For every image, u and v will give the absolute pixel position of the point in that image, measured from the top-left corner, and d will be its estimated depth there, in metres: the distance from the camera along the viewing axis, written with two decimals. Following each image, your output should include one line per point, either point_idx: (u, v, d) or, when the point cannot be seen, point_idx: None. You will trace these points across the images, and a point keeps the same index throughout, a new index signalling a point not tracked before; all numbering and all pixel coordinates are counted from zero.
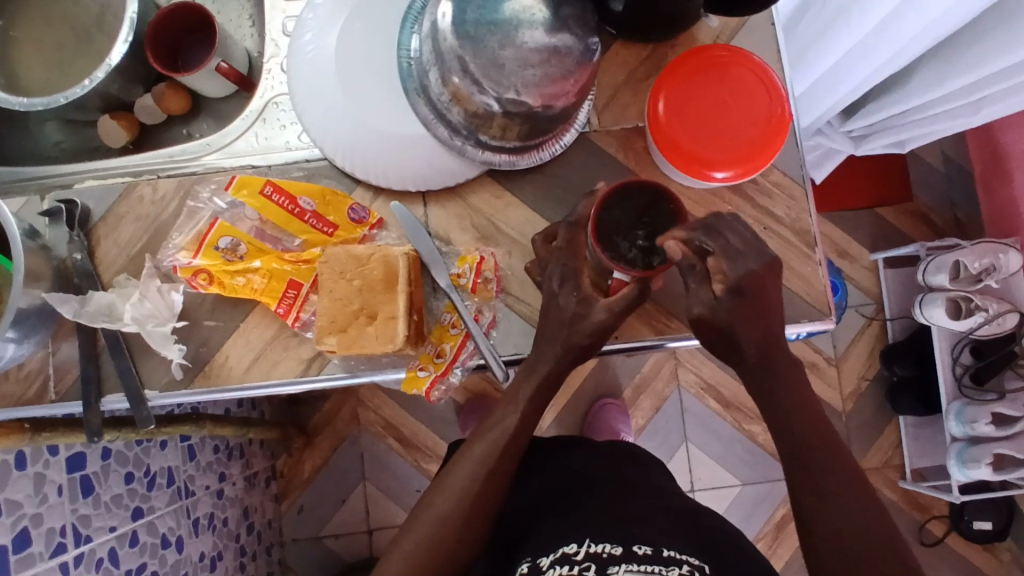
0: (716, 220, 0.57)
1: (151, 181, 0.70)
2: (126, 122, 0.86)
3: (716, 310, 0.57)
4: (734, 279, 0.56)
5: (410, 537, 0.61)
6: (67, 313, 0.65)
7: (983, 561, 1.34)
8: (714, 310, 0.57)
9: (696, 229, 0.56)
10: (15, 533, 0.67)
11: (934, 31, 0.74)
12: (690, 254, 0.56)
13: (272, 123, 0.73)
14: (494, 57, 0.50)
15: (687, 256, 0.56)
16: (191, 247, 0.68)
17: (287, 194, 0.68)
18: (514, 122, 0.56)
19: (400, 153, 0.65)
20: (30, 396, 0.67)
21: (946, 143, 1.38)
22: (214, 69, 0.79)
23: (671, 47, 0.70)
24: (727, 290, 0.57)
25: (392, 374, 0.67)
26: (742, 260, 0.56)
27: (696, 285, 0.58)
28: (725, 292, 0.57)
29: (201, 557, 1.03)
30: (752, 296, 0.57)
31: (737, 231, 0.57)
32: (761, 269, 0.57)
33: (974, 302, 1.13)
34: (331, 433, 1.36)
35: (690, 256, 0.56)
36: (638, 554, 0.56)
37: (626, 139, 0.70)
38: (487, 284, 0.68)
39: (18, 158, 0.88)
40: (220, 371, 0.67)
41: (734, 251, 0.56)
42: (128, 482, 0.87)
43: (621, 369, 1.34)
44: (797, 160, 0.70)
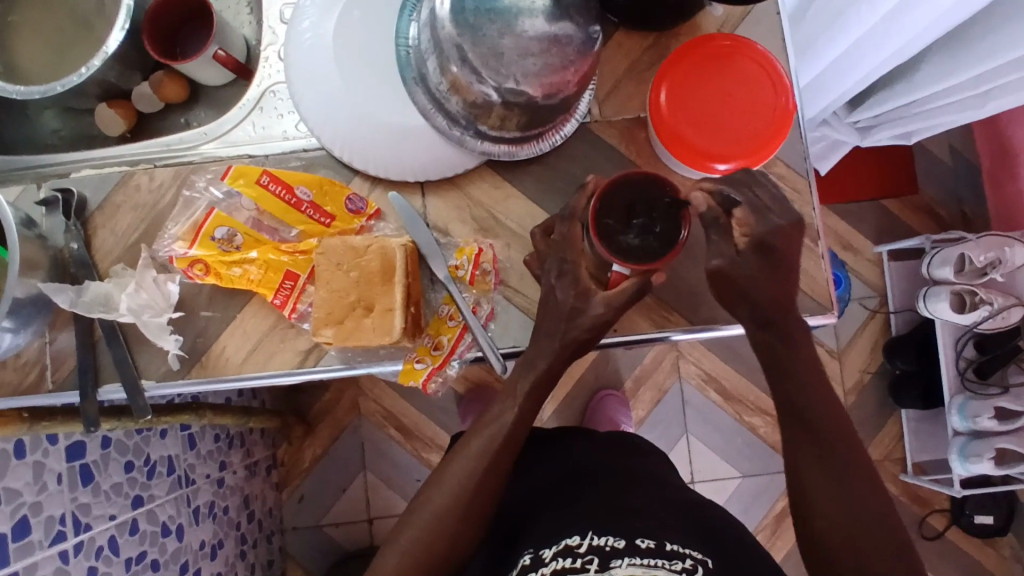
0: (749, 176, 0.61)
1: (148, 169, 0.70)
2: (122, 110, 0.85)
3: (739, 264, 0.60)
4: (761, 233, 0.60)
5: (409, 531, 0.61)
6: (63, 303, 0.64)
7: (982, 555, 1.34)
8: (734, 263, 0.61)
9: (723, 183, 0.61)
10: (14, 521, 0.67)
11: (944, 21, 0.72)
12: (717, 206, 0.61)
13: (269, 112, 0.72)
14: (493, 45, 0.49)
15: (712, 208, 0.60)
16: (187, 237, 0.67)
17: (284, 183, 0.67)
18: (514, 112, 0.55)
19: (399, 143, 0.64)
20: (27, 385, 0.67)
21: (953, 135, 1.37)
22: (213, 57, 0.78)
23: (674, 36, 0.69)
24: (752, 244, 0.60)
25: (390, 365, 0.67)
26: (772, 216, 0.60)
27: (719, 238, 0.61)
28: (748, 247, 0.61)
29: (201, 545, 1.04)
30: (781, 255, 0.61)
31: (769, 190, 0.60)
32: (789, 226, 0.60)
33: (979, 295, 1.12)
34: (331, 422, 1.36)
35: (716, 209, 0.60)
36: (642, 547, 0.55)
37: (628, 130, 0.69)
38: (486, 276, 0.67)
39: (15, 146, 0.87)
40: (216, 362, 0.67)
41: (763, 207, 0.60)
42: (128, 470, 0.88)
43: (622, 361, 1.33)
44: (801, 152, 0.69)
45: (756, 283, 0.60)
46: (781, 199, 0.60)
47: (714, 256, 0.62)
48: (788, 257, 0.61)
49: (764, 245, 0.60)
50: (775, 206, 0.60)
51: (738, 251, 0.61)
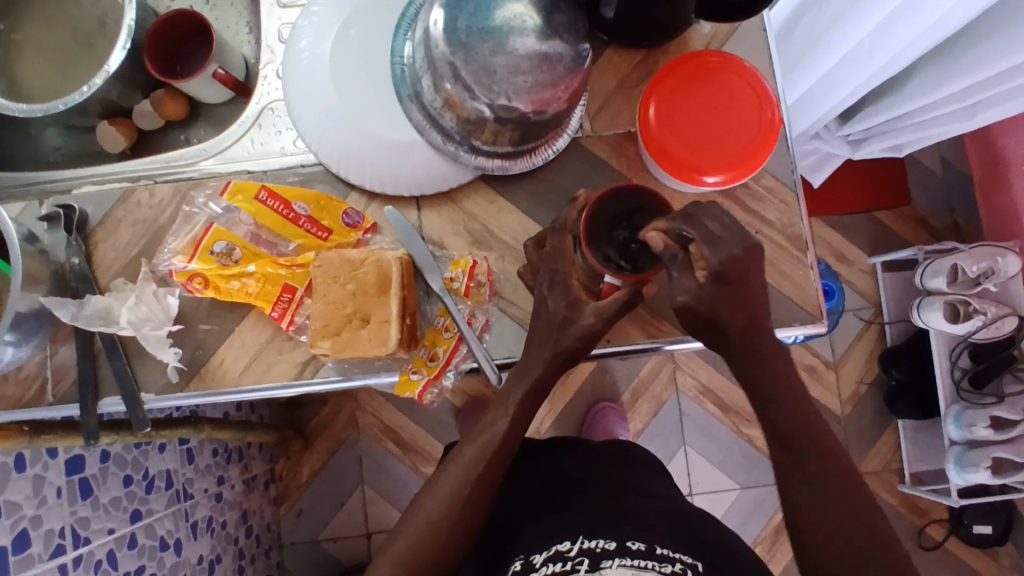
0: (697, 207, 0.55)
1: (148, 185, 0.71)
2: (124, 128, 0.87)
3: (701, 297, 0.55)
4: (717, 264, 0.54)
5: (405, 541, 0.62)
6: (64, 316, 0.65)
7: (982, 565, 1.33)
8: (698, 297, 0.55)
9: (675, 218, 0.55)
10: (14, 534, 0.68)
11: (928, 36, 0.74)
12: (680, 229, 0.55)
13: (268, 128, 0.74)
14: (485, 63, 0.50)
15: (669, 246, 0.54)
16: (186, 251, 0.68)
17: (282, 199, 0.68)
18: (506, 128, 0.56)
19: (394, 159, 0.65)
20: (28, 398, 0.68)
21: (943, 147, 1.39)
22: (212, 76, 0.80)
23: (663, 52, 0.70)
24: (711, 277, 0.54)
25: (386, 377, 0.68)
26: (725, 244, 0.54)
27: (679, 274, 0.55)
28: (707, 278, 0.54)
29: (200, 559, 1.04)
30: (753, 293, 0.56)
31: (717, 217, 0.54)
32: (744, 254, 0.54)
33: (973, 305, 1.13)
34: (330, 436, 1.36)
35: (673, 245, 0.54)
36: (632, 550, 0.57)
37: (619, 144, 0.70)
38: (480, 288, 0.68)
39: (18, 163, 0.88)
40: (215, 374, 0.68)
41: None
42: (127, 485, 0.88)
43: (619, 373, 1.34)
44: (789, 164, 0.70)
45: (719, 312, 0.55)
46: (731, 226, 0.55)
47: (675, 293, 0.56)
48: (743, 286, 0.56)
49: (722, 275, 0.54)
50: (726, 232, 0.54)
51: (699, 284, 0.55)
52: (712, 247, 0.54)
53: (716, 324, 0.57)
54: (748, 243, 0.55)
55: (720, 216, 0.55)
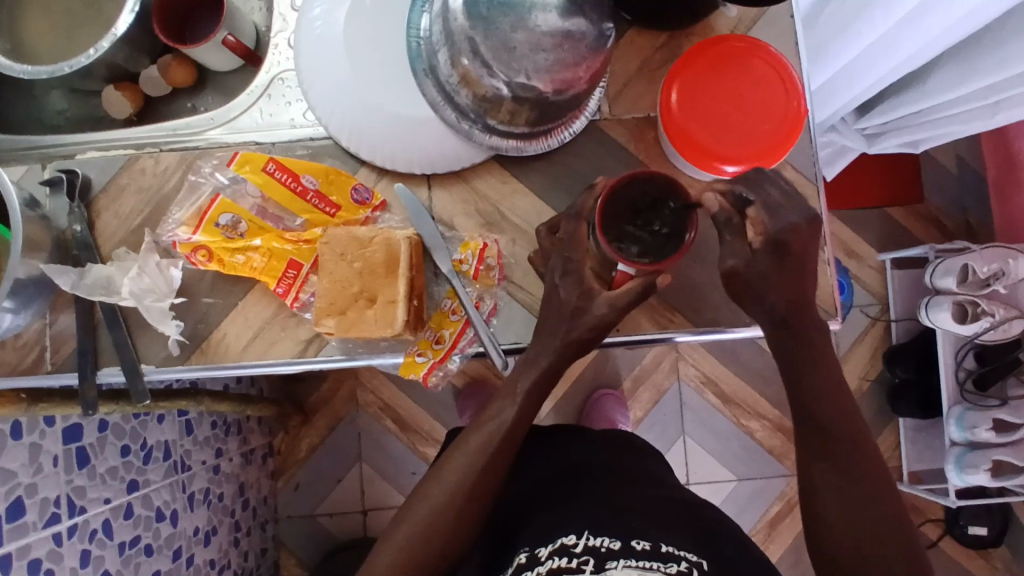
0: (760, 174, 0.59)
1: (153, 153, 0.69)
2: (130, 93, 0.85)
3: (752, 263, 0.58)
4: (774, 231, 0.58)
5: (405, 528, 0.61)
6: (65, 285, 0.64)
7: (975, 566, 1.34)
8: (749, 263, 0.58)
9: (736, 182, 0.59)
10: (9, 501, 0.67)
11: (956, 29, 0.72)
12: (729, 205, 0.59)
13: (277, 99, 0.72)
14: (505, 38, 0.48)
15: (724, 208, 0.59)
16: (191, 223, 0.67)
17: (290, 171, 0.67)
18: (524, 107, 0.54)
19: (406, 135, 0.63)
20: (26, 365, 0.67)
21: (960, 144, 1.36)
22: (221, 43, 0.78)
23: (687, 35, 0.68)
24: (766, 243, 0.58)
25: (390, 358, 0.66)
26: (785, 212, 0.58)
27: (732, 238, 0.59)
28: (762, 245, 0.58)
29: (195, 531, 1.04)
30: None
31: (779, 185, 0.59)
32: (803, 224, 0.58)
33: (981, 307, 1.11)
34: (329, 412, 1.36)
35: (728, 207, 0.59)
36: (637, 549, 0.55)
37: (637, 129, 0.68)
38: (489, 271, 0.67)
39: (21, 125, 0.87)
40: (217, 349, 0.67)
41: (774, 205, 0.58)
42: (124, 455, 0.87)
43: (621, 360, 1.33)
44: (811, 156, 0.69)
45: (768, 283, 0.58)
46: (790, 196, 0.59)
47: (727, 258, 0.60)
48: (800, 261, 0.58)
49: (779, 243, 0.57)
50: (785, 202, 0.58)
51: (753, 250, 0.58)
52: (765, 219, 0.58)
53: (760, 298, 0.58)
54: (810, 215, 0.58)
55: (783, 187, 0.59)
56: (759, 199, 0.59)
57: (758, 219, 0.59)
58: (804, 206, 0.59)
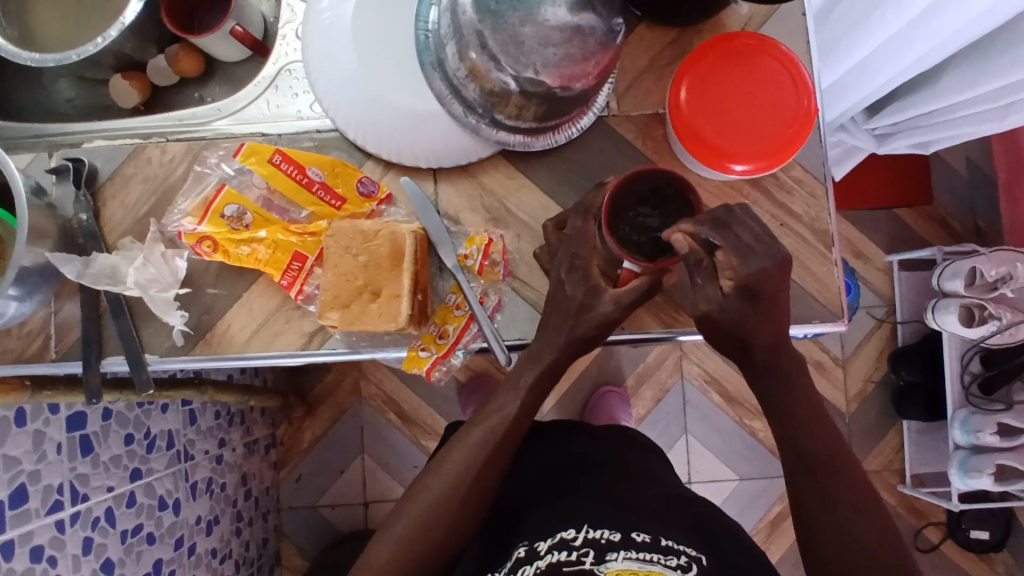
0: (727, 215, 0.53)
1: (160, 143, 0.69)
2: (138, 83, 0.85)
3: (724, 309, 0.55)
4: (745, 277, 0.54)
5: (404, 521, 0.61)
6: (69, 274, 0.64)
7: (977, 570, 1.33)
8: (722, 309, 0.55)
9: (703, 223, 0.53)
10: (12, 488, 0.68)
11: (970, 29, 0.72)
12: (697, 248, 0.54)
13: (284, 90, 0.71)
14: (514, 33, 0.47)
15: (694, 251, 0.54)
16: (197, 213, 0.67)
17: (296, 163, 0.67)
18: (531, 102, 0.54)
19: (414, 128, 0.63)
20: (31, 352, 0.67)
21: (970, 146, 1.35)
22: (229, 32, 0.77)
23: (697, 32, 0.68)
24: (737, 288, 0.54)
25: (394, 352, 0.67)
26: (754, 257, 0.53)
27: (704, 280, 0.56)
28: (734, 290, 0.54)
29: (197, 520, 1.05)
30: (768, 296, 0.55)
31: (750, 227, 0.54)
32: (775, 268, 0.54)
33: (988, 310, 1.10)
34: (332, 404, 1.36)
35: (697, 251, 0.53)
36: (637, 541, 0.55)
37: (645, 126, 0.68)
38: (494, 266, 0.67)
39: (29, 113, 0.87)
40: (221, 340, 0.67)
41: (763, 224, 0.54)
42: (128, 443, 0.88)
43: (624, 358, 1.33)
44: (820, 156, 0.68)
45: (748, 301, 0.55)
46: (765, 237, 0.54)
47: (700, 299, 0.56)
48: (773, 299, 0.55)
49: (751, 291, 0.54)
50: (757, 244, 0.54)
51: (723, 295, 0.55)
52: (735, 264, 0.54)
53: (740, 339, 0.57)
54: (781, 258, 0.54)
55: (755, 227, 0.54)
56: (729, 244, 0.53)
57: (729, 264, 0.54)
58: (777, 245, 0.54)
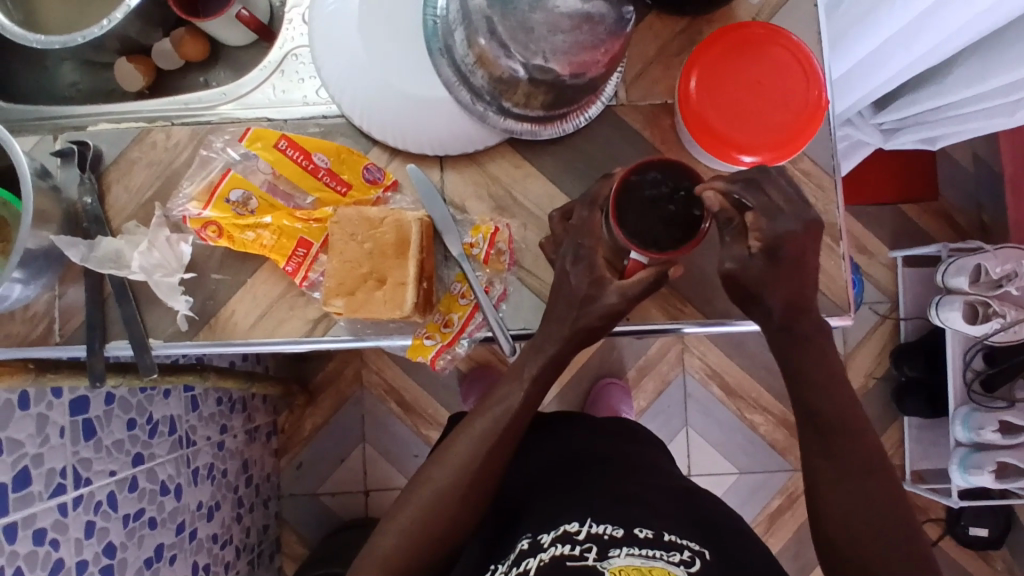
0: (761, 175, 0.57)
1: (165, 127, 0.69)
2: (143, 66, 0.85)
3: (748, 267, 0.58)
4: (771, 237, 0.57)
5: (408, 511, 0.61)
6: (74, 257, 0.64)
7: (975, 566, 1.33)
8: (745, 267, 0.58)
9: (735, 183, 0.56)
10: (16, 471, 0.68)
11: (979, 24, 0.71)
12: (730, 207, 0.57)
13: (290, 75, 0.71)
14: (523, 19, 0.47)
15: (725, 209, 0.57)
16: (202, 198, 0.67)
17: (302, 149, 0.67)
18: (540, 90, 0.54)
19: (421, 115, 0.63)
20: (35, 336, 0.67)
21: (977, 141, 1.35)
22: (235, 17, 0.77)
23: (707, 22, 0.67)
24: (763, 248, 0.57)
25: (398, 340, 0.66)
26: (784, 218, 0.57)
27: (732, 238, 0.59)
28: (760, 251, 0.57)
29: (199, 506, 1.05)
30: None
31: (781, 188, 0.57)
32: (801, 229, 0.57)
33: (992, 307, 1.10)
34: (333, 393, 1.36)
35: (728, 209, 0.57)
36: (640, 537, 0.55)
37: (653, 116, 0.67)
38: (500, 255, 0.66)
39: (33, 98, 0.86)
40: (225, 326, 0.67)
41: (773, 208, 0.57)
42: (130, 428, 0.88)
43: (626, 350, 1.33)
44: (829, 149, 0.67)
45: None
46: (793, 200, 0.57)
47: (725, 259, 0.59)
48: (798, 264, 0.58)
49: (775, 249, 0.57)
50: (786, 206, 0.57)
51: (750, 254, 0.58)
52: (763, 225, 0.57)
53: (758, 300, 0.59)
54: (809, 220, 0.57)
55: (784, 188, 0.57)
56: (758, 204, 0.56)
57: (757, 225, 0.57)
58: (806, 211, 0.58)
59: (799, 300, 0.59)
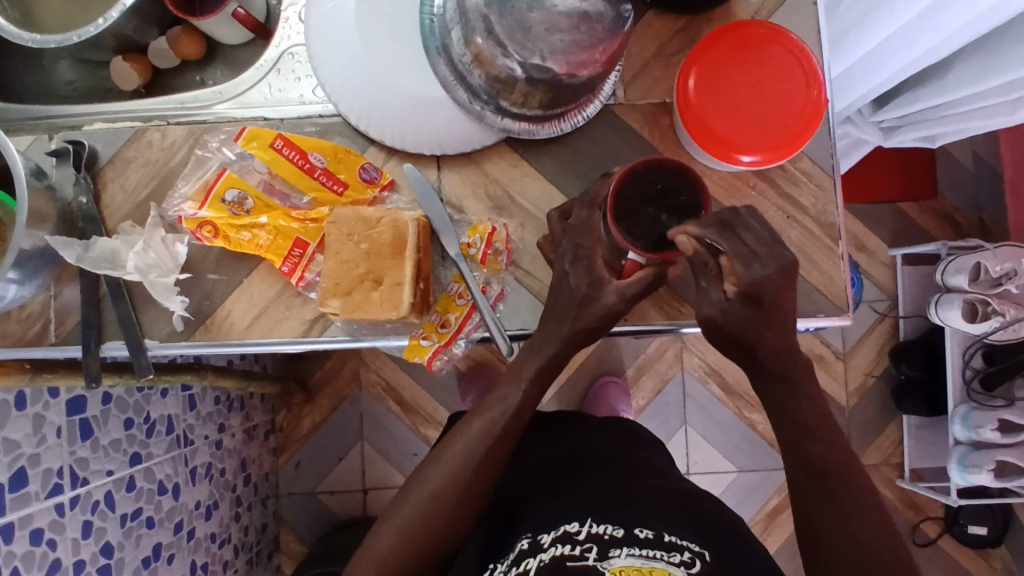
0: (733, 217, 0.53)
1: (161, 126, 0.69)
2: (139, 65, 0.84)
3: (728, 313, 0.56)
4: (747, 283, 0.54)
5: (404, 512, 0.61)
6: (69, 257, 0.64)
7: (973, 565, 1.33)
8: (725, 313, 0.57)
9: (710, 226, 0.52)
10: (12, 472, 0.68)
11: (980, 23, 0.71)
12: (704, 252, 0.54)
13: (287, 74, 0.71)
14: (521, 18, 0.47)
15: (698, 253, 0.54)
16: (197, 198, 0.66)
17: (298, 148, 0.66)
18: (538, 90, 0.53)
19: (418, 114, 0.62)
20: (30, 336, 0.67)
21: (978, 140, 1.34)
22: (232, 15, 0.76)
23: (706, 21, 0.67)
24: (740, 294, 0.55)
25: (395, 341, 0.66)
26: (759, 264, 0.54)
27: (709, 283, 0.57)
28: (737, 295, 0.55)
29: (197, 505, 1.05)
30: (775, 301, 0.56)
31: (756, 232, 0.54)
32: (779, 275, 0.54)
33: (991, 306, 1.09)
34: (332, 392, 1.36)
35: (704, 254, 0.54)
36: (640, 537, 0.55)
37: (652, 115, 0.67)
38: (497, 255, 0.66)
39: (29, 96, 0.86)
40: (221, 326, 0.66)
41: (749, 254, 0.53)
42: (127, 428, 0.88)
43: (625, 350, 1.33)
44: (829, 149, 0.67)
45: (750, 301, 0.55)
46: (770, 242, 0.54)
47: (704, 303, 0.58)
48: (777, 308, 0.56)
49: (753, 297, 0.55)
50: (764, 250, 0.54)
51: (727, 299, 0.56)
52: (738, 271, 0.54)
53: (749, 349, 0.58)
54: (786, 264, 0.54)
55: (760, 232, 0.54)
56: (732, 250, 0.53)
57: (733, 271, 0.54)
58: (783, 250, 0.54)
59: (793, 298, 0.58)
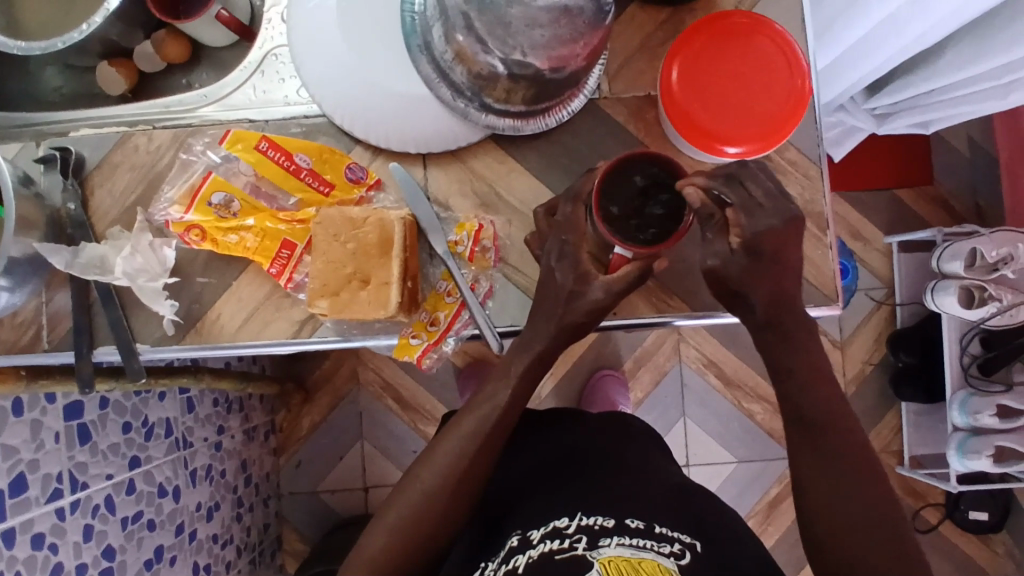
0: (740, 169, 0.55)
1: (147, 130, 0.69)
2: (124, 69, 0.84)
3: (729, 263, 0.57)
4: (751, 235, 0.55)
5: (397, 511, 0.61)
6: (59, 264, 0.63)
7: (975, 550, 1.34)
8: (727, 263, 0.57)
9: (716, 178, 0.54)
10: (11, 477, 0.68)
11: (968, 7, 0.70)
12: (710, 203, 0.55)
13: (271, 75, 0.71)
14: (500, 14, 0.46)
15: (705, 204, 0.54)
16: (183, 201, 0.67)
17: (282, 150, 0.67)
18: (520, 85, 0.53)
19: (403, 113, 0.62)
20: (24, 343, 0.67)
21: (973, 125, 1.34)
22: (215, 17, 0.76)
23: (689, 12, 0.67)
24: (744, 245, 0.56)
25: (385, 340, 0.66)
26: (764, 215, 0.55)
27: (713, 234, 0.57)
28: (741, 248, 0.56)
29: (198, 506, 1.05)
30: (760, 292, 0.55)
31: (761, 183, 0.55)
32: (781, 226, 0.55)
33: (988, 291, 1.09)
34: (330, 391, 1.36)
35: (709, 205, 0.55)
36: (630, 527, 0.56)
37: (638, 108, 0.67)
38: (485, 252, 0.66)
39: (17, 103, 0.86)
40: (212, 329, 0.67)
41: (753, 205, 0.55)
42: (125, 431, 0.88)
43: (622, 343, 1.33)
44: (815, 138, 0.67)
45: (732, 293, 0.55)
46: (775, 194, 0.55)
47: (706, 254, 0.58)
48: (780, 260, 0.57)
49: (755, 248, 0.55)
50: (767, 202, 0.55)
51: (731, 250, 0.56)
52: (743, 221, 0.55)
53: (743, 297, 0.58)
54: (790, 216, 0.55)
55: (765, 182, 0.55)
56: (738, 200, 0.55)
57: (737, 221, 0.55)
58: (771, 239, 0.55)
59: (776, 286, 0.57)
